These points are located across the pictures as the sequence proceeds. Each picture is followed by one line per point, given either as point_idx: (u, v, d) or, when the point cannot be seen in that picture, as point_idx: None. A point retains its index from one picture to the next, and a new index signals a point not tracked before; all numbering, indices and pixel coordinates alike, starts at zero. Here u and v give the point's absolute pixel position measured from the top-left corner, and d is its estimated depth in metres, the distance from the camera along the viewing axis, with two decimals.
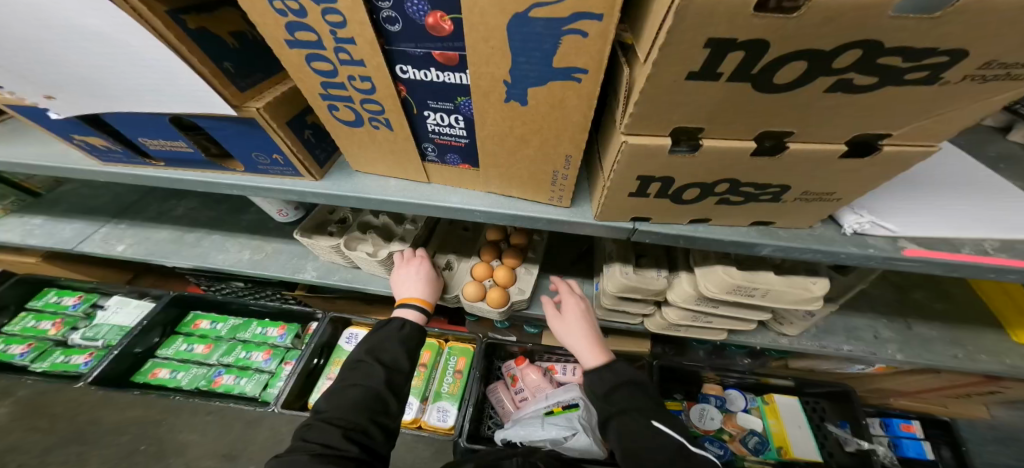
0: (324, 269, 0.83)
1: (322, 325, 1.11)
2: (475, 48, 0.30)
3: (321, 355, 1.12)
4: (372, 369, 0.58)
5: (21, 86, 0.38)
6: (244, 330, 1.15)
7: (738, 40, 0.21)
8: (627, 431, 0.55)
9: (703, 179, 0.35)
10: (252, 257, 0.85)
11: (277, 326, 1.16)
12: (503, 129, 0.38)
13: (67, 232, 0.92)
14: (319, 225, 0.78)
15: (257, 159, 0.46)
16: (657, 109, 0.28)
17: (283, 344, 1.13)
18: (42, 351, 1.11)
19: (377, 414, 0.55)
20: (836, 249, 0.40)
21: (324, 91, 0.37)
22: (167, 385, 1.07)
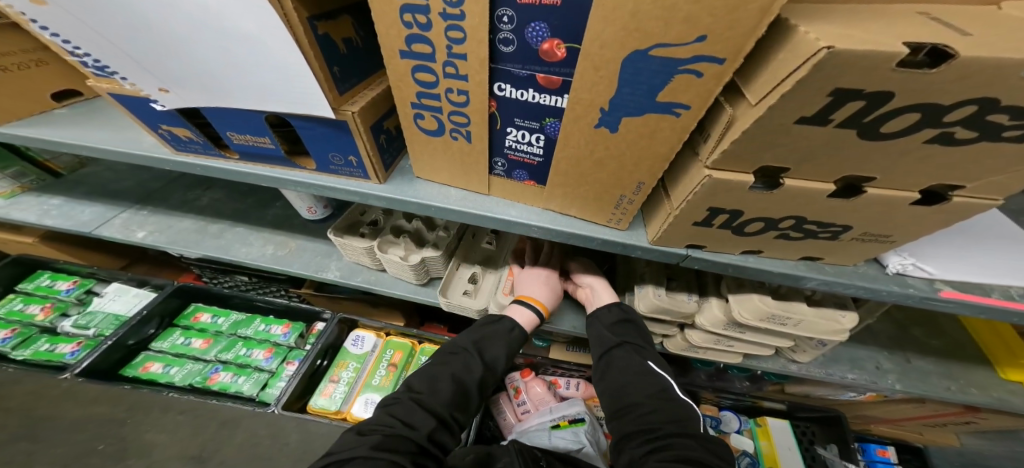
0: (347, 269, 0.82)
1: (330, 326, 1.08)
2: (584, 75, 0.33)
3: (326, 356, 1.08)
4: (471, 362, 0.62)
5: (142, 80, 0.43)
6: (247, 326, 1.12)
7: (865, 91, 0.23)
8: (625, 365, 0.60)
9: (772, 214, 0.38)
10: (275, 252, 0.84)
11: (281, 324, 1.12)
12: (583, 152, 0.42)
13: (85, 215, 0.91)
14: (351, 225, 0.80)
15: (332, 159, 0.51)
16: (751, 150, 0.31)
17: (286, 343, 1.09)
18: (26, 338, 1.05)
19: (459, 408, 0.58)
20: (879, 286, 0.43)
21: (416, 100, 0.43)
22: (158, 380, 1.01)
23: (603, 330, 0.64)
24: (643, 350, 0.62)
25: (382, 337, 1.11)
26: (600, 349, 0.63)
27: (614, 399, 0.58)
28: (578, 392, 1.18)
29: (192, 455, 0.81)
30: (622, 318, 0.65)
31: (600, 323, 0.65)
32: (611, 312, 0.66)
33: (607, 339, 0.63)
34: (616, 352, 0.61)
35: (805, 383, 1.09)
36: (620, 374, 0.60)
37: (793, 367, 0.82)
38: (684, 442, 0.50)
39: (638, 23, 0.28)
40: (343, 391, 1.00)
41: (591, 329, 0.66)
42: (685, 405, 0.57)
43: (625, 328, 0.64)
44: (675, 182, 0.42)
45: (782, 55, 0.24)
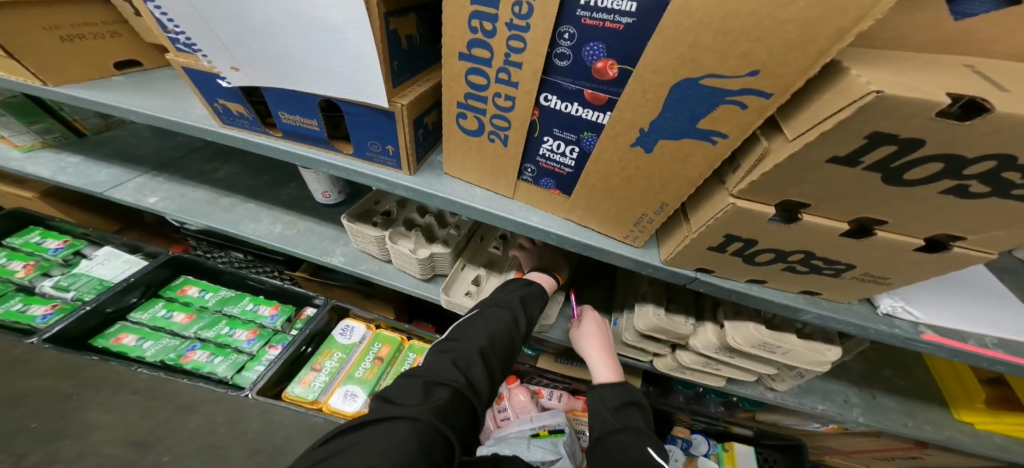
0: (351, 256, 0.87)
1: (322, 311, 1.08)
2: (631, 95, 0.37)
3: (311, 343, 1.07)
4: (516, 317, 0.63)
5: (218, 58, 0.49)
6: (234, 304, 1.11)
7: (899, 137, 0.25)
8: (623, 448, 0.58)
9: (786, 246, 0.40)
10: (283, 231, 0.91)
11: (270, 306, 1.10)
12: (614, 168, 0.45)
13: (101, 175, 1.03)
14: (364, 213, 0.85)
15: (370, 147, 0.59)
16: (778, 184, 0.33)
17: (272, 326, 1.07)
18: (2, 295, 1.05)
19: (507, 362, 0.61)
20: (870, 324, 0.46)
21: (464, 100, 0.48)
22: (129, 354, 0.98)
23: (607, 414, 0.63)
24: (646, 436, 0.60)
25: (372, 330, 1.10)
26: (600, 431, 0.62)
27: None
28: (559, 404, 1.20)
29: (135, 440, 0.76)
30: (626, 401, 0.65)
31: (601, 402, 0.65)
32: (614, 392, 0.66)
33: (609, 423, 0.62)
34: (617, 435, 0.60)
35: (775, 412, 1.12)
36: (617, 457, 0.57)
37: (770, 395, 0.85)
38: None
39: (695, 54, 0.30)
40: (324, 380, 0.99)
41: (593, 411, 0.65)
42: None
43: (627, 411, 0.64)
44: (695, 208, 0.45)
45: (828, 96, 0.26)
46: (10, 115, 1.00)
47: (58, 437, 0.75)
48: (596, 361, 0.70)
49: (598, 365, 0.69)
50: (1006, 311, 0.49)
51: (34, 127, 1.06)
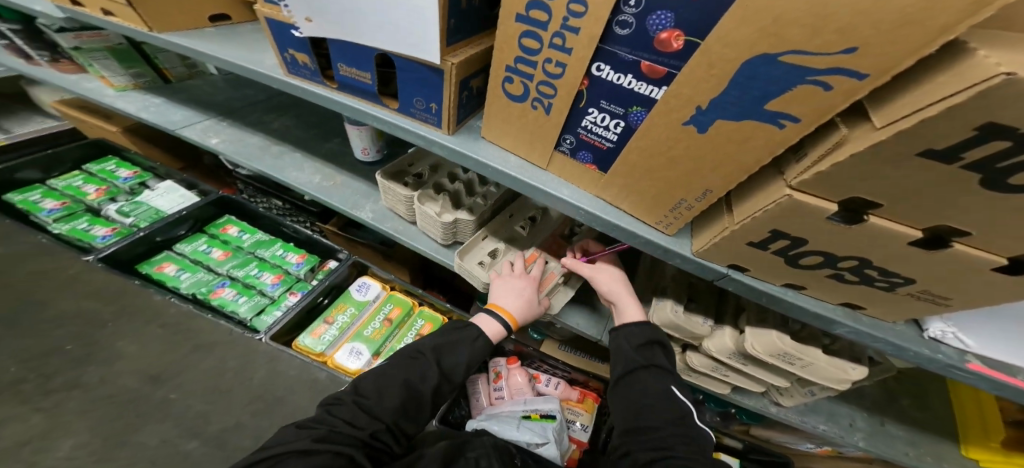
0: (379, 213, 0.91)
1: (342, 266, 1.16)
2: (695, 69, 0.33)
3: (328, 295, 1.15)
4: (428, 371, 0.65)
5: (297, 7, 0.53)
6: (266, 248, 1.23)
7: (1020, 131, 0.21)
8: (644, 386, 0.63)
9: (839, 250, 0.37)
10: (320, 182, 0.97)
11: (298, 254, 1.21)
12: (660, 146, 0.42)
13: (177, 116, 1.14)
14: (398, 173, 0.89)
15: (414, 104, 0.60)
16: (850, 176, 0.30)
17: (295, 273, 1.18)
18: (71, 213, 1.24)
19: (408, 418, 0.61)
20: (910, 347, 0.43)
21: (513, 63, 0.47)
22: (169, 281, 1.11)
23: (630, 352, 0.65)
24: (667, 374, 0.64)
25: (385, 290, 1.16)
26: (623, 369, 0.65)
27: (629, 418, 0.62)
28: (556, 391, 1.17)
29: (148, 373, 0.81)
30: (652, 339, 0.66)
31: (626, 341, 0.66)
32: (640, 331, 0.66)
33: (632, 360, 0.65)
34: (641, 373, 0.63)
35: (772, 427, 1.08)
36: (638, 395, 0.63)
37: (772, 409, 0.83)
38: (693, 461, 0.54)
39: (780, 28, 0.27)
40: (333, 334, 1.05)
41: (616, 348, 0.67)
42: (699, 429, 0.60)
43: (652, 349, 0.65)
44: (743, 199, 0.41)
45: (947, 77, 0.22)
46: (112, 59, 1.14)
47: (88, 361, 0.81)
48: (624, 301, 0.69)
49: (625, 304, 0.69)
50: None
51: (131, 71, 1.19)
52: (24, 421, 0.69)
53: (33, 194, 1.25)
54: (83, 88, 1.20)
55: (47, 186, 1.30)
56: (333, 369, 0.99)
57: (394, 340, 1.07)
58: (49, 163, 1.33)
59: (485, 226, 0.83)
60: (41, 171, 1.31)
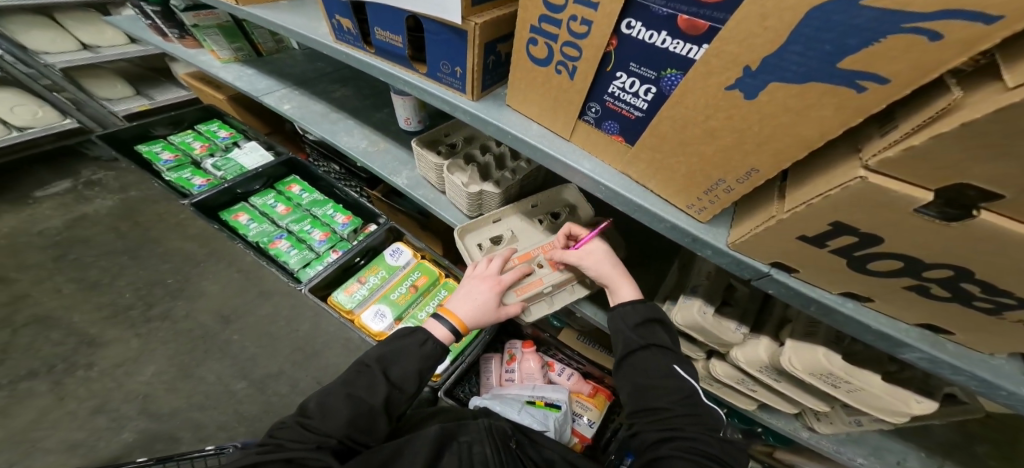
0: (414, 181, 0.90)
1: (379, 230, 1.19)
2: (744, 21, 0.26)
3: (365, 256, 1.19)
4: (375, 383, 0.60)
5: None
6: (320, 207, 1.29)
7: None
8: (645, 367, 0.58)
9: (924, 256, 0.29)
10: (366, 147, 0.98)
11: (344, 215, 1.27)
12: (695, 116, 0.35)
13: (261, 84, 1.19)
14: (433, 142, 0.89)
15: (441, 68, 0.56)
16: (956, 155, 0.21)
17: (340, 233, 1.23)
18: (179, 165, 1.39)
19: (361, 431, 0.58)
20: (1005, 386, 0.34)
21: (537, 23, 0.41)
22: (239, 229, 1.22)
23: (628, 332, 0.60)
24: (670, 352, 0.59)
25: (416, 258, 1.17)
26: (623, 349, 0.61)
27: (638, 398, 0.58)
28: (568, 382, 1.14)
29: (223, 314, 1.33)
30: (649, 317, 0.60)
31: (622, 321, 0.61)
32: (636, 310, 0.61)
33: (631, 340, 0.60)
34: (640, 353, 0.59)
35: (801, 453, 0.95)
36: (642, 374, 0.58)
37: (804, 434, 0.73)
38: (703, 442, 0.52)
39: None
40: (364, 293, 1.08)
41: (613, 328, 0.62)
42: (712, 409, 0.57)
43: (650, 327, 0.60)
44: (800, 182, 0.33)
45: None
46: (221, 35, 1.20)
47: (179, 294, 1.36)
48: (617, 283, 0.64)
49: (619, 285, 0.64)
50: None
51: (233, 46, 1.25)
52: (128, 342, 1.24)
53: (157, 146, 1.42)
54: (197, 59, 1.28)
55: (168, 140, 1.47)
56: (358, 327, 1.02)
57: (418, 307, 1.07)
58: (173, 122, 1.49)
59: (503, 210, 0.80)
60: (169, 129, 1.50)
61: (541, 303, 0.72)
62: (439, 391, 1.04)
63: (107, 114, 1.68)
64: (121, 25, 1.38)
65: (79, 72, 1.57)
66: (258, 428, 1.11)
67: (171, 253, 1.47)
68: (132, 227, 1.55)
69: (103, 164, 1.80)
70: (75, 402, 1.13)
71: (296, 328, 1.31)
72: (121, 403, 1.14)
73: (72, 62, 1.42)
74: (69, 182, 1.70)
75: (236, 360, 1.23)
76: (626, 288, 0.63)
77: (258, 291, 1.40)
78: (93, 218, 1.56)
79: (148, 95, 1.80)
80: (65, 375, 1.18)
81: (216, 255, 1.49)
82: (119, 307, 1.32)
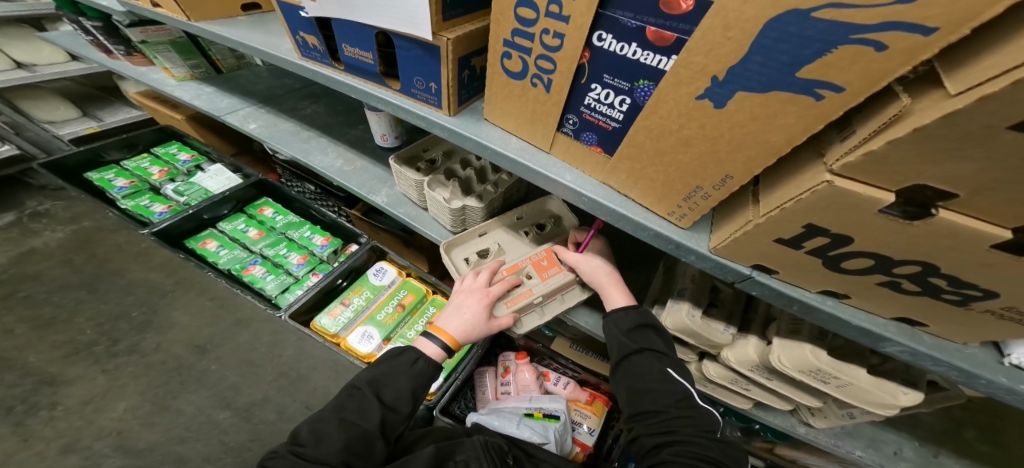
0: (394, 198, 0.90)
1: (361, 250, 1.16)
2: (708, 33, 0.28)
3: (347, 278, 1.16)
4: (369, 407, 0.59)
5: None
6: (296, 229, 1.27)
7: None
8: (641, 371, 0.58)
9: (893, 253, 0.30)
10: (342, 166, 0.97)
11: (323, 237, 1.25)
12: (671, 126, 0.36)
13: (224, 103, 1.18)
14: (412, 158, 0.89)
15: (415, 83, 0.56)
16: (914, 158, 0.23)
17: (319, 255, 1.21)
18: (136, 191, 1.36)
19: (357, 458, 0.56)
20: (982, 374, 0.35)
21: (510, 37, 0.42)
22: (210, 257, 1.19)
23: (620, 338, 0.60)
24: (664, 356, 0.59)
25: (401, 276, 1.16)
26: (617, 355, 0.61)
27: (633, 402, 0.59)
28: (565, 391, 1.13)
29: (197, 344, 1.27)
30: (641, 323, 0.61)
31: (615, 326, 0.61)
32: (628, 316, 0.61)
33: (625, 345, 0.60)
34: (634, 358, 0.59)
35: (800, 448, 0.95)
36: (637, 379, 0.58)
37: (801, 429, 0.73)
38: (700, 445, 0.52)
39: None
40: (348, 316, 1.06)
41: (606, 334, 0.63)
42: (705, 410, 0.57)
43: (642, 332, 0.60)
44: (771, 186, 0.34)
45: None
46: (173, 52, 1.19)
47: (147, 328, 1.30)
48: (609, 289, 0.64)
49: (611, 292, 0.64)
50: None
51: (189, 63, 1.24)
52: (96, 377, 1.20)
53: (109, 173, 1.38)
54: (150, 78, 1.26)
55: (121, 166, 1.43)
56: (344, 351, 1.00)
57: (406, 326, 1.06)
58: (126, 145, 1.46)
59: (488, 223, 0.80)
60: (122, 152, 1.46)
61: (531, 314, 0.71)
62: (433, 408, 1.02)
63: (50, 138, 1.64)
64: (60, 42, 1.35)
65: (17, 94, 1.53)
66: (245, 458, 1.06)
67: (135, 285, 1.40)
68: (86, 260, 1.51)
69: (53, 193, 1.76)
70: (42, 443, 1.07)
71: (278, 353, 1.24)
72: (91, 441, 1.07)
73: (5, 81, 1.38)
74: (13, 214, 1.67)
75: (215, 390, 1.18)
76: (619, 293, 0.64)
77: (235, 319, 1.32)
78: (43, 252, 1.54)
79: (96, 116, 1.76)
80: (26, 416, 1.12)
81: (184, 285, 1.40)
82: (80, 344, 1.28)
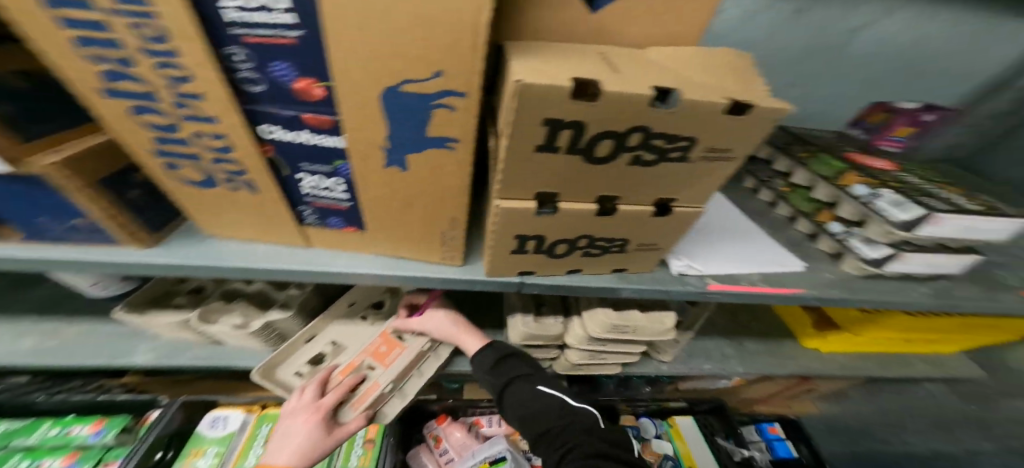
0: (165, 348, 0.73)
1: (172, 410, 0.92)
2: (351, 111, 0.32)
3: (168, 448, 0.90)
4: None
5: None
6: (25, 435, 0.87)
7: (566, 120, 0.28)
8: (519, 398, 0.63)
9: (566, 235, 0.43)
10: (38, 344, 0.70)
11: (91, 422, 0.91)
12: (387, 192, 0.41)
13: None
14: (160, 296, 0.71)
15: (46, 224, 0.43)
16: (520, 175, 0.34)
17: (99, 444, 0.88)
18: None
19: None
20: (671, 287, 0.51)
21: (160, 148, 0.37)
22: None
23: (488, 377, 0.66)
24: (532, 376, 0.66)
25: (256, 410, 0.98)
26: (495, 392, 0.66)
27: (529, 427, 0.62)
28: (501, 427, 1.12)
29: None
30: (501, 355, 0.67)
31: (481, 368, 0.67)
32: (486, 355, 0.67)
33: (496, 381, 0.66)
34: (507, 389, 0.64)
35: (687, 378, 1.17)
36: (520, 407, 0.63)
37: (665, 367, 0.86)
38: (588, 444, 0.56)
39: (382, 59, 0.27)
40: None
41: (477, 377, 0.68)
42: (585, 410, 0.63)
43: (505, 363, 0.67)
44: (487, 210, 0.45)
45: None
46: None
47: None
48: (463, 337, 0.71)
49: (466, 339, 0.71)
50: (754, 246, 0.62)
51: None
52: None
53: None
54: None
55: None
56: None
57: None
58: None
59: (314, 323, 0.75)
60: None
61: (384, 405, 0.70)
62: None
63: None
64: None
65: None
66: None
67: None
68: None
69: None
70: None
71: None
72: None
73: None
74: None
75: None
76: (473, 337, 0.71)
77: None
78: None
79: None
80: None
81: None
82: None
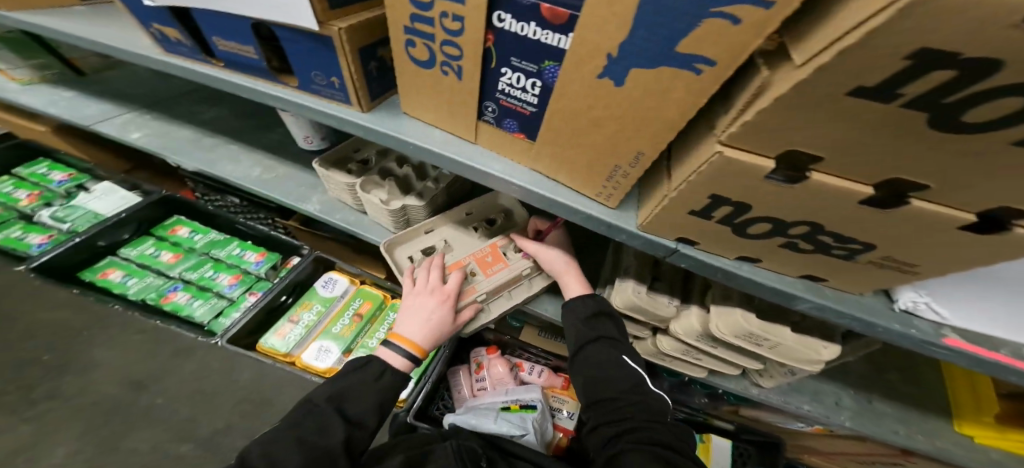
0: (327, 205, 0.86)
1: (305, 262, 1.10)
2: (594, 6, 0.28)
3: (292, 294, 1.10)
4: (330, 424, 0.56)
5: None
6: (221, 248, 1.18)
7: (958, 57, 0.16)
8: (598, 359, 0.60)
9: (786, 215, 0.32)
10: (261, 175, 0.92)
11: (257, 253, 1.17)
12: (581, 107, 0.36)
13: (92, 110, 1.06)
14: (341, 160, 0.85)
15: (315, 78, 0.53)
16: (783, 130, 0.24)
17: (255, 273, 1.14)
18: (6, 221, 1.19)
19: None
20: (879, 322, 0.39)
21: (410, 23, 0.41)
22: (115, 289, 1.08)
23: (579, 325, 0.62)
24: (620, 344, 0.61)
25: (354, 285, 1.12)
26: (575, 343, 0.63)
27: (591, 391, 0.60)
28: (540, 379, 1.14)
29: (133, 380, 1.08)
30: (598, 310, 0.62)
31: (575, 316, 0.63)
32: (586, 304, 0.63)
33: (584, 333, 0.62)
34: (592, 346, 0.61)
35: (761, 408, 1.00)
36: (595, 368, 0.60)
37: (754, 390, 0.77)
38: (653, 431, 0.54)
39: None
40: (298, 333, 1.01)
41: (565, 323, 0.64)
42: (658, 396, 0.60)
43: (600, 321, 0.62)
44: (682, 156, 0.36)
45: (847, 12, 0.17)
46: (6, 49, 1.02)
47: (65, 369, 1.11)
48: (567, 278, 0.66)
49: (568, 280, 0.66)
50: None
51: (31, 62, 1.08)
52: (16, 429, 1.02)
53: None
54: None
55: None
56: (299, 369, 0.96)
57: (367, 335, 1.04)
58: None
59: (438, 219, 0.80)
60: None
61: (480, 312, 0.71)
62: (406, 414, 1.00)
63: None
64: None
65: None
66: None
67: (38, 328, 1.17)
68: None
69: None
70: None
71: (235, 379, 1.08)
72: None
73: None
74: None
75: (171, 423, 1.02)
76: (578, 282, 0.65)
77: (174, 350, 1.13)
78: None
79: None
80: None
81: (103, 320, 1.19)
82: None
